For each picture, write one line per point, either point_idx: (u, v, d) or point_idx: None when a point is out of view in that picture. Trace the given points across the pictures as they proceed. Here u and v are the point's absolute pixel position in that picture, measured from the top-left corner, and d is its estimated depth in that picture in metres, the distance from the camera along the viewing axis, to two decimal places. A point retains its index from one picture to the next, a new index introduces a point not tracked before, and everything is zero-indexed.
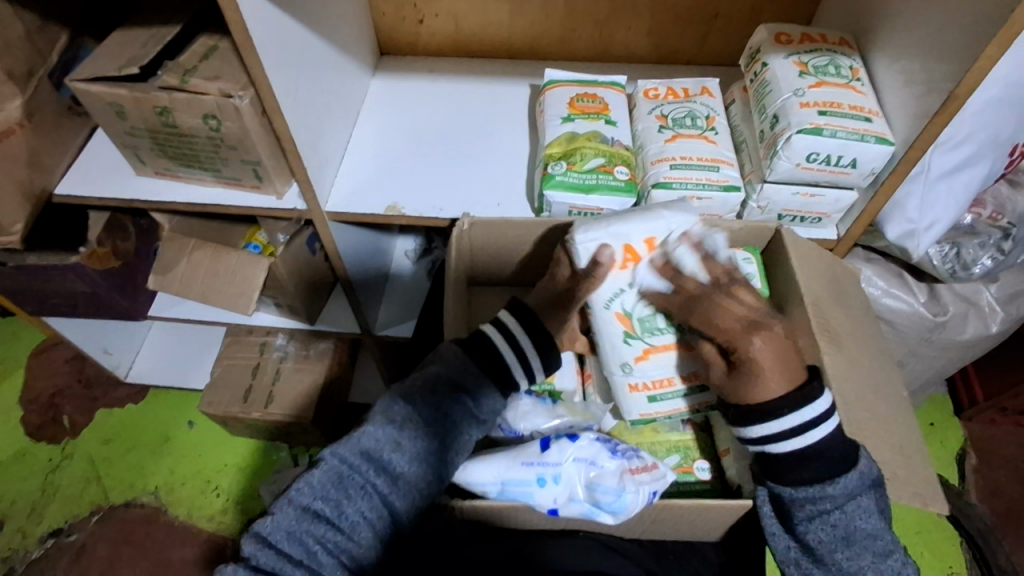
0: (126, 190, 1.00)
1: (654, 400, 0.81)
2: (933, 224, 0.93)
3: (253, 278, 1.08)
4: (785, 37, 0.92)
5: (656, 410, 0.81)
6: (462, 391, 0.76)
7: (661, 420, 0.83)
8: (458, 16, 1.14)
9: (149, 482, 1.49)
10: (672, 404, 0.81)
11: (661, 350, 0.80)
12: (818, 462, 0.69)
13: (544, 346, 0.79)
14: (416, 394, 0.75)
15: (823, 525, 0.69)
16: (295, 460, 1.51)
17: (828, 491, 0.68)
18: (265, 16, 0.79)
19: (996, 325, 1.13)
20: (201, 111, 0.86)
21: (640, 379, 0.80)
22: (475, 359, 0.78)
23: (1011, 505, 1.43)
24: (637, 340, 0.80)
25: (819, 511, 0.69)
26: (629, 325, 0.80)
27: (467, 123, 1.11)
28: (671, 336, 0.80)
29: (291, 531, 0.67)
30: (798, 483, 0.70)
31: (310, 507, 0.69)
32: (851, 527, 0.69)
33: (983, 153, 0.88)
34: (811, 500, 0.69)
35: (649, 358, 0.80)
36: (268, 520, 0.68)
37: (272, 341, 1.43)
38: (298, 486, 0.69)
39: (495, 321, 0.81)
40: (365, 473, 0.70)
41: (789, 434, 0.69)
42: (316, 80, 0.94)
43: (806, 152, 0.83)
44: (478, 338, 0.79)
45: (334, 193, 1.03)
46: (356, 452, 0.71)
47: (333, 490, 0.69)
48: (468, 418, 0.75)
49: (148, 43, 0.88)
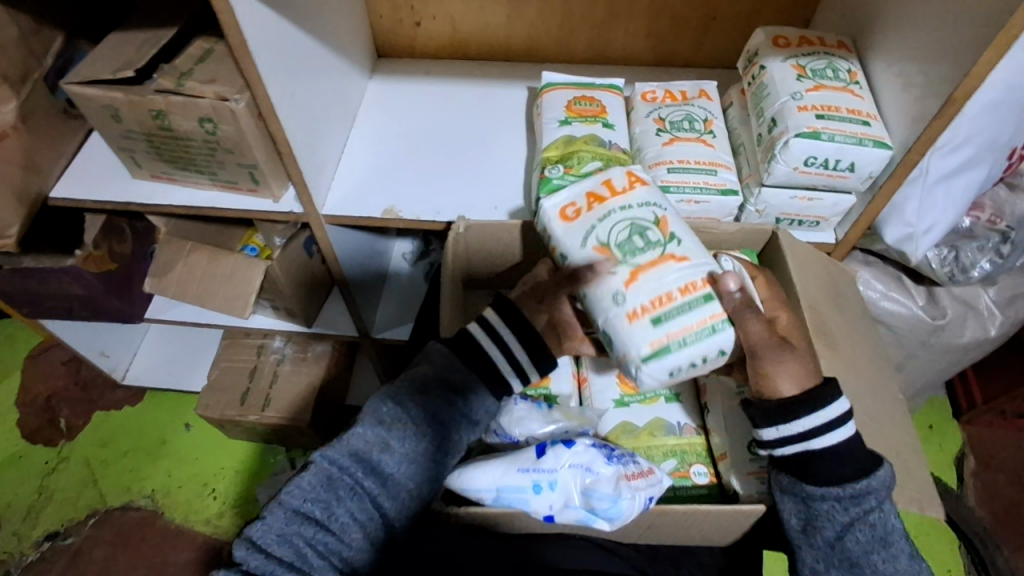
0: (122, 193, 1.00)
1: (659, 322, 0.69)
2: (931, 227, 0.93)
3: (250, 281, 1.08)
4: (783, 40, 0.91)
5: (666, 333, 0.69)
6: (451, 391, 0.75)
7: (676, 349, 0.69)
8: (455, 19, 1.14)
9: (146, 485, 1.48)
10: (682, 320, 0.70)
11: (649, 267, 0.72)
12: (848, 461, 0.70)
13: (531, 342, 0.77)
14: (405, 395, 0.74)
15: (865, 526, 0.68)
16: (292, 462, 1.50)
17: (868, 487, 0.68)
18: (261, 18, 0.79)
19: (995, 328, 1.12)
20: (197, 114, 0.86)
21: (636, 304, 0.70)
22: (460, 356, 0.77)
23: (1011, 508, 1.43)
24: (622, 265, 0.72)
25: (859, 511, 0.69)
26: (610, 254, 0.73)
27: (464, 124, 1.11)
28: (656, 251, 0.72)
29: (280, 534, 0.67)
30: (832, 482, 0.69)
31: (299, 509, 0.68)
32: (888, 525, 0.69)
33: (983, 156, 0.88)
34: (855, 496, 0.69)
35: (639, 279, 0.71)
36: (258, 524, 0.68)
37: (270, 343, 1.42)
38: (287, 489, 0.69)
39: (479, 319, 0.79)
40: (355, 475, 0.70)
41: (825, 429, 0.70)
42: (312, 82, 0.94)
43: (803, 155, 0.83)
44: (465, 339, 0.78)
45: (331, 196, 1.02)
46: (346, 454, 0.70)
47: (323, 492, 0.69)
48: (458, 418, 0.75)
49: (143, 46, 0.88)
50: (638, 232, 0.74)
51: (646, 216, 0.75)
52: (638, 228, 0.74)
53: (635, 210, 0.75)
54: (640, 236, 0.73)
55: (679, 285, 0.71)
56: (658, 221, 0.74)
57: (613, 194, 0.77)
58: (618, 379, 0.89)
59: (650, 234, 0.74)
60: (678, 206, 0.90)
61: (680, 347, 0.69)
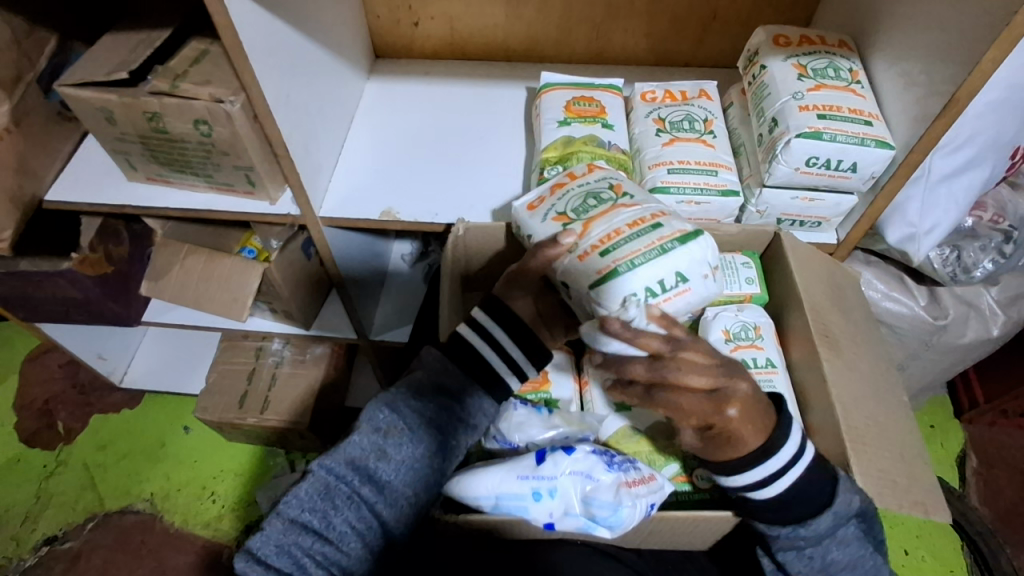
0: (118, 196, 0.99)
1: (607, 253, 0.73)
2: (933, 228, 0.93)
3: (248, 284, 1.08)
4: (783, 39, 0.90)
5: (613, 258, 0.72)
6: (447, 395, 0.74)
7: (622, 269, 0.71)
8: (453, 19, 1.13)
9: (145, 489, 1.48)
10: (629, 246, 0.73)
11: (600, 217, 0.76)
12: (790, 506, 0.69)
13: (523, 341, 0.76)
14: (402, 401, 0.73)
15: (803, 557, 0.72)
16: (292, 465, 1.50)
17: (800, 533, 0.70)
18: (256, 19, 0.78)
19: (997, 328, 1.12)
20: (192, 116, 0.85)
21: (584, 244, 0.74)
22: (455, 361, 0.76)
23: (1013, 508, 1.42)
24: (576, 223, 0.77)
25: (795, 546, 0.71)
26: (566, 218, 0.78)
27: (462, 125, 1.10)
28: (608, 204, 0.77)
29: (280, 545, 0.67)
30: (773, 522, 0.71)
31: (297, 519, 0.68)
32: (829, 557, 0.71)
33: (985, 156, 0.87)
34: (789, 538, 0.70)
35: (590, 227, 0.75)
36: (257, 535, 0.68)
37: (268, 345, 1.42)
38: (285, 499, 0.69)
39: (469, 320, 0.77)
40: (352, 483, 0.69)
41: (759, 485, 0.69)
42: (308, 82, 0.93)
43: (804, 156, 0.82)
44: (456, 341, 0.76)
45: (328, 199, 1.01)
46: (342, 462, 0.70)
47: (320, 502, 0.68)
48: (456, 423, 0.73)
49: (137, 47, 0.87)
50: (591, 196, 0.78)
51: (602, 185, 0.80)
52: (593, 194, 0.79)
53: (591, 184, 0.80)
54: (594, 199, 0.78)
55: (627, 222, 0.75)
56: (613, 186, 0.79)
57: (572, 177, 0.82)
58: None
59: (604, 196, 0.78)
60: (678, 207, 0.89)
61: (630, 268, 0.71)
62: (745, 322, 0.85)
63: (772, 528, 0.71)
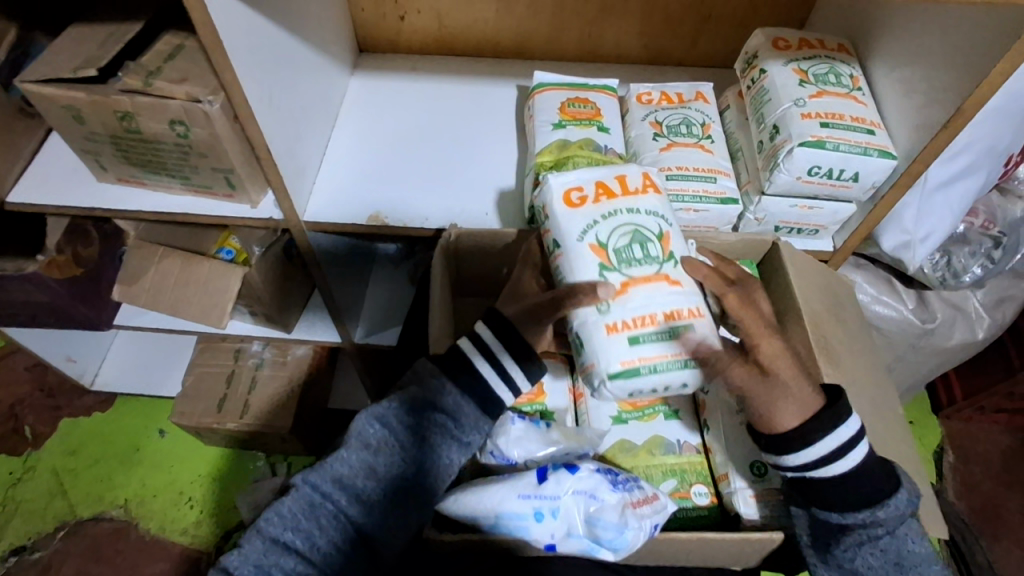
0: (86, 198, 0.93)
1: (635, 342, 0.67)
2: (928, 235, 0.92)
3: (228, 289, 1.04)
4: (783, 42, 0.88)
5: (639, 355, 0.67)
6: (440, 411, 0.71)
7: (645, 373, 0.67)
8: (441, 14, 1.09)
9: (119, 495, 1.42)
10: (657, 346, 0.68)
11: (641, 282, 0.69)
12: (863, 481, 0.69)
13: (523, 358, 0.73)
14: (392, 415, 0.71)
15: (873, 550, 0.69)
16: (272, 468, 1.46)
17: (877, 515, 0.68)
18: (235, 14, 0.73)
19: (982, 331, 1.14)
20: (167, 116, 0.80)
21: (618, 317, 0.68)
22: (450, 376, 0.72)
23: (988, 501, 1.46)
24: (614, 272, 0.70)
25: (868, 537, 0.69)
26: (605, 257, 0.70)
27: (452, 124, 1.06)
28: (652, 267, 0.70)
29: (258, 565, 0.65)
30: (845, 508, 0.69)
31: (279, 538, 0.66)
32: (907, 550, 0.69)
33: (982, 164, 0.87)
34: (864, 524, 0.69)
35: (627, 294, 0.69)
36: (235, 554, 0.66)
37: (248, 347, 1.37)
38: (267, 516, 0.67)
39: (471, 334, 0.74)
40: (338, 501, 0.68)
41: (834, 457, 0.68)
42: (290, 80, 0.88)
43: (807, 165, 0.80)
44: (455, 355, 0.73)
45: (313, 202, 0.97)
46: (329, 479, 0.68)
47: (305, 520, 0.67)
48: (448, 439, 0.71)
49: (106, 41, 0.82)
50: (639, 241, 0.71)
51: (651, 227, 0.72)
52: (641, 237, 0.71)
53: (642, 217, 0.72)
54: (639, 246, 0.71)
55: (665, 310, 0.68)
56: (662, 236, 0.72)
57: (623, 191, 0.73)
58: None
59: (650, 248, 0.71)
60: (676, 215, 0.87)
61: (651, 373, 0.67)
62: None
63: (845, 515, 0.69)
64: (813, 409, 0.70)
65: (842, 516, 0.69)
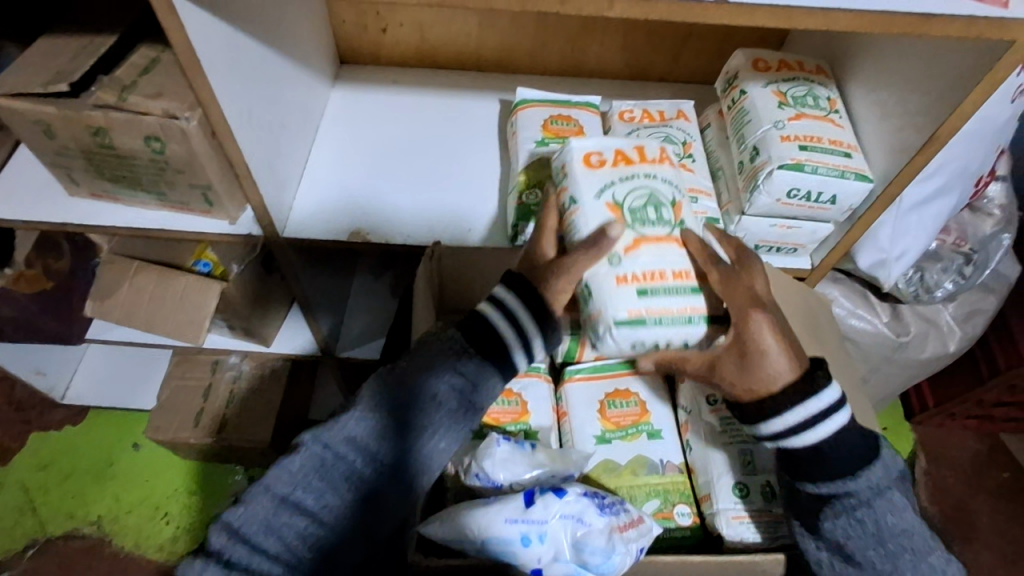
0: (57, 213, 0.91)
1: (644, 294, 0.70)
2: (903, 253, 0.94)
3: (204, 305, 1.01)
4: (762, 63, 0.89)
5: (647, 306, 0.70)
6: (460, 374, 0.68)
7: (649, 325, 0.70)
8: (423, 27, 1.08)
9: (91, 511, 1.39)
10: (665, 300, 0.70)
11: (652, 241, 0.72)
12: (842, 451, 0.69)
13: (545, 323, 0.71)
14: (410, 376, 0.67)
15: (853, 520, 0.68)
16: (251, 481, 1.43)
17: (853, 483, 0.68)
18: (213, 30, 0.72)
19: (954, 344, 1.17)
20: (142, 132, 0.78)
21: (629, 269, 0.70)
22: (471, 338, 0.69)
23: (959, 506, 1.49)
24: (627, 230, 0.71)
25: (846, 507, 0.68)
26: (619, 214, 0.72)
27: (434, 137, 1.06)
28: (665, 229, 0.72)
29: (266, 523, 0.61)
30: (820, 478, 0.69)
31: (287, 498, 0.61)
32: (888, 522, 0.67)
33: (954, 185, 0.89)
34: (840, 494, 0.68)
35: (638, 250, 0.71)
36: (240, 512, 0.61)
37: (225, 359, 1.33)
38: (275, 474, 0.62)
39: (491, 296, 0.71)
40: (351, 463, 0.63)
41: (803, 425, 0.68)
42: (270, 94, 0.87)
43: (786, 187, 0.81)
44: (477, 316, 0.70)
45: (292, 219, 0.96)
46: (343, 439, 0.64)
47: (316, 480, 0.62)
48: (467, 404, 0.67)
49: (79, 54, 0.80)
50: (654, 205, 0.73)
51: (666, 194, 0.74)
52: (655, 201, 0.73)
53: (658, 183, 0.74)
54: (653, 209, 0.73)
55: (674, 269, 0.71)
56: (675, 203, 0.74)
57: (642, 158, 0.75)
58: (600, 414, 0.86)
59: (663, 211, 0.73)
60: None
61: (655, 324, 0.70)
62: None
63: (820, 485, 0.69)
64: (787, 379, 0.69)
65: (816, 486, 0.69)
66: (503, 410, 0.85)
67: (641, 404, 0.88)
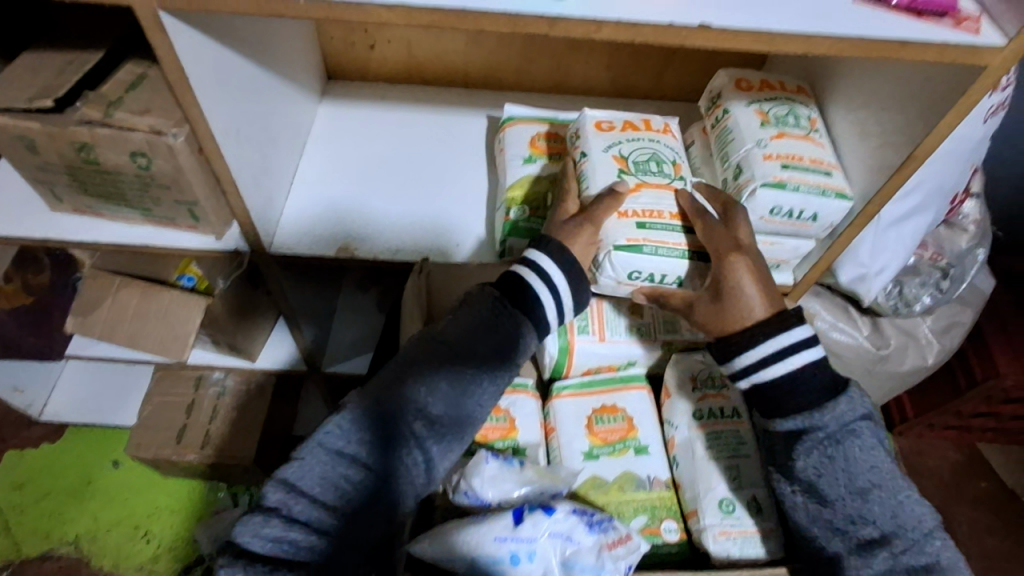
0: (38, 228, 0.90)
1: (642, 226, 0.78)
2: (883, 268, 0.97)
3: (189, 322, 1.00)
4: (745, 82, 0.91)
5: (644, 235, 0.77)
6: (497, 332, 0.72)
7: (646, 253, 0.77)
8: (411, 44, 1.09)
9: (68, 532, 1.36)
10: (662, 234, 0.78)
11: (653, 187, 0.81)
12: (809, 391, 0.71)
13: (577, 287, 0.76)
14: (449, 336, 0.72)
15: (821, 456, 0.70)
16: (235, 498, 1.40)
17: (818, 418, 0.70)
18: (202, 48, 0.72)
19: (932, 356, 1.19)
20: (128, 148, 0.78)
21: (630, 205, 0.78)
22: (506, 299, 0.74)
23: (940, 515, 1.51)
24: (630, 176, 0.81)
25: (813, 444, 0.70)
26: (624, 164, 0.81)
27: (422, 152, 1.06)
28: (665, 179, 0.82)
29: (323, 476, 0.64)
30: (788, 414, 0.72)
31: (340, 452, 0.65)
32: (854, 458, 0.69)
33: (930, 202, 0.91)
34: (806, 430, 0.70)
35: (640, 192, 0.80)
36: (295, 468, 0.64)
37: (209, 375, 1.31)
38: (327, 429, 0.66)
39: (522, 259, 0.76)
40: (401, 417, 0.68)
41: (771, 360, 0.72)
42: (258, 110, 0.87)
43: (769, 205, 0.83)
44: (512, 279, 0.74)
45: (279, 235, 0.95)
46: (392, 395, 0.68)
47: (369, 433, 0.66)
48: (502, 361, 0.73)
49: (64, 69, 0.79)
50: (656, 160, 0.83)
51: (667, 155, 0.85)
52: (657, 159, 0.83)
53: (661, 147, 0.85)
54: (655, 164, 0.83)
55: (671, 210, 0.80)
56: (675, 164, 0.84)
57: (647, 127, 0.87)
58: (588, 430, 0.87)
59: (664, 167, 0.83)
60: None
61: (652, 253, 0.77)
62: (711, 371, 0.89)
63: (787, 422, 0.71)
64: (760, 316, 0.74)
65: (784, 423, 0.72)
66: (491, 427, 0.85)
67: (628, 419, 0.88)
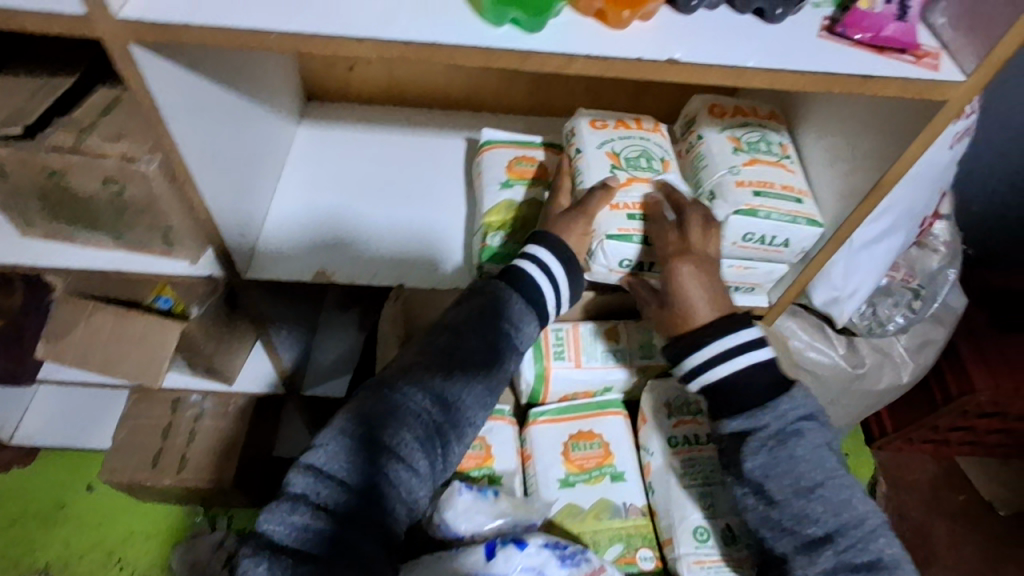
0: (9, 254, 0.88)
1: (633, 217, 0.82)
2: (854, 290, 0.98)
3: (164, 346, 0.99)
4: (718, 109, 0.93)
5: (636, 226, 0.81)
6: (505, 319, 0.76)
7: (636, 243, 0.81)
8: (391, 66, 1.09)
9: (38, 558, 1.33)
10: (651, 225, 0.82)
11: (644, 181, 0.84)
12: (755, 389, 0.74)
13: (572, 279, 0.81)
14: (461, 324, 0.75)
15: (766, 456, 0.72)
16: (212, 522, 1.38)
17: (763, 416, 0.72)
18: (175, 76, 0.71)
19: (906, 374, 1.21)
20: (100, 174, 0.77)
21: (622, 197, 0.82)
22: (511, 288, 0.78)
23: (918, 530, 1.53)
24: (622, 171, 0.84)
25: (760, 444, 0.73)
26: (617, 160, 0.84)
27: (401, 174, 1.06)
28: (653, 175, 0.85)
29: (348, 460, 0.65)
30: (735, 414, 0.74)
31: (363, 437, 0.67)
32: (796, 455, 0.71)
33: (899, 225, 0.93)
34: (751, 429, 0.73)
35: (631, 186, 0.83)
36: (318, 455, 0.65)
37: (186, 398, 1.30)
38: (348, 418, 0.68)
39: (524, 255, 0.79)
40: (420, 402, 0.70)
41: (721, 357, 0.74)
42: (234, 135, 0.87)
43: (741, 231, 0.84)
44: (515, 272, 0.78)
45: (254, 259, 0.95)
46: (410, 382, 0.71)
47: (390, 418, 0.68)
48: (512, 347, 0.77)
49: (35, 93, 0.78)
50: (646, 157, 0.86)
51: (657, 152, 0.88)
52: (648, 155, 0.87)
53: (652, 144, 0.88)
54: (646, 160, 0.86)
55: None
56: (665, 161, 0.88)
57: (638, 126, 0.90)
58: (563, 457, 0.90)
59: (654, 163, 0.86)
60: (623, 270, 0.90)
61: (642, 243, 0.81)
62: (685, 397, 0.92)
63: (734, 422, 0.74)
64: (704, 317, 0.77)
65: (732, 424, 0.74)
66: (470, 457, 0.88)
67: (604, 446, 0.92)
